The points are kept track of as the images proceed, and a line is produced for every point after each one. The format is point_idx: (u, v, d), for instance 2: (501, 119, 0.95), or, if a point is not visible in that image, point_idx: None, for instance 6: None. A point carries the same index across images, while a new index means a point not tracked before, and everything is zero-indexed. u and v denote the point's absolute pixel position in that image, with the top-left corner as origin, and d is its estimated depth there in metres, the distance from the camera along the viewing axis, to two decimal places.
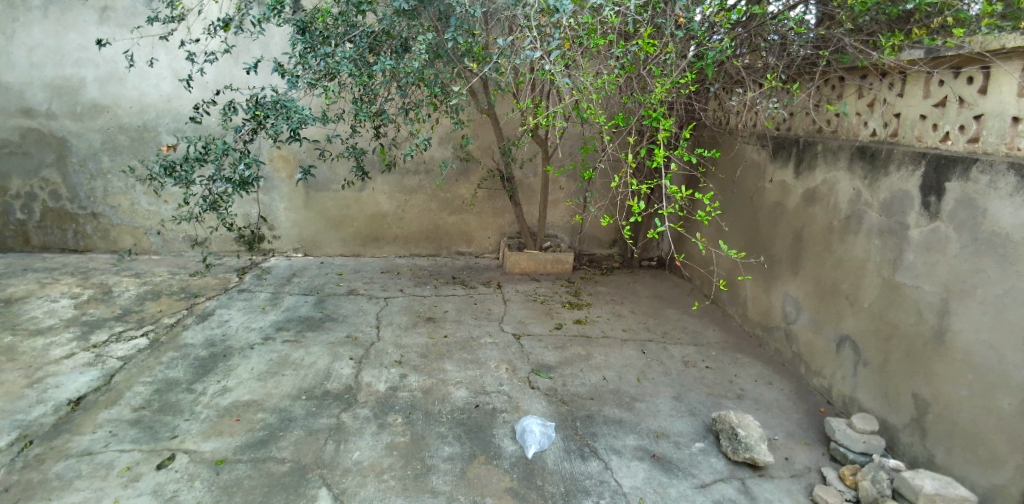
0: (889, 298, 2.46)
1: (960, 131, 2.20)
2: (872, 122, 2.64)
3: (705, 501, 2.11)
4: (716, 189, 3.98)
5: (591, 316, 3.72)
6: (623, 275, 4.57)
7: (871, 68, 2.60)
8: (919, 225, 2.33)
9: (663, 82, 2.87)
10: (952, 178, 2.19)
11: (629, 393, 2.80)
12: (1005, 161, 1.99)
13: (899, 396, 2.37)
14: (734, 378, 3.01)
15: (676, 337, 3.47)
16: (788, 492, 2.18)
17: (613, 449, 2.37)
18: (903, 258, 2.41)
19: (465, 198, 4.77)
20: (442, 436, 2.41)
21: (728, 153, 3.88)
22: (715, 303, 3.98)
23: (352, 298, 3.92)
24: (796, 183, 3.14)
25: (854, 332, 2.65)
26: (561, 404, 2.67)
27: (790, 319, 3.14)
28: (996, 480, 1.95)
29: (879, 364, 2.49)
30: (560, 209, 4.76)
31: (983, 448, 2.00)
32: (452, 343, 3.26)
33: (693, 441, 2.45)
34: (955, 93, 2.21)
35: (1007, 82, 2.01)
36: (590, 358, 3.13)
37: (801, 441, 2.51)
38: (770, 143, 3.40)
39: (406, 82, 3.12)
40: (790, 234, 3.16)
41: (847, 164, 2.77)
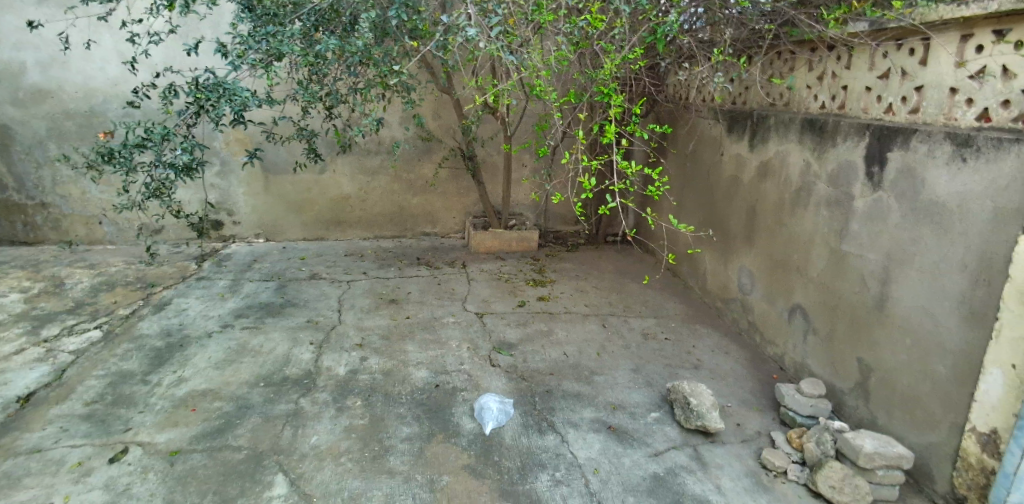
0: (836, 267, 2.52)
1: (901, 103, 2.24)
2: (821, 95, 2.67)
3: (657, 469, 2.17)
4: (675, 165, 4.01)
5: (554, 293, 3.73)
6: (588, 252, 4.59)
7: (818, 41, 2.63)
8: (863, 195, 2.39)
9: (614, 58, 2.84)
10: (894, 148, 2.24)
11: (588, 367, 2.83)
12: (941, 131, 2.04)
13: (845, 363, 2.46)
14: (691, 348, 3.07)
15: (636, 311, 3.51)
16: (738, 457, 2.25)
17: (570, 423, 2.41)
18: (848, 228, 2.46)
19: (427, 178, 4.73)
20: (401, 417, 2.42)
21: (685, 128, 3.90)
22: (675, 277, 4.04)
23: (313, 283, 3.87)
24: (751, 156, 3.18)
25: (805, 302, 2.72)
26: (520, 381, 2.69)
27: (745, 290, 3.20)
28: (931, 439, 2.05)
29: (827, 331, 2.57)
30: (523, 187, 4.75)
31: (920, 410, 2.09)
32: (414, 324, 3.26)
33: (649, 412, 2.50)
34: (898, 65, 2.24)
35: (944, 53, 2.05)
36: (551, 335, 3.15)
37: (754, 407, 2.58)
38: (726, 117, 3.42)
39: (353, 61, 3.06)
40: (746, 207, 3.20)
41: (797, 136, 2.81)
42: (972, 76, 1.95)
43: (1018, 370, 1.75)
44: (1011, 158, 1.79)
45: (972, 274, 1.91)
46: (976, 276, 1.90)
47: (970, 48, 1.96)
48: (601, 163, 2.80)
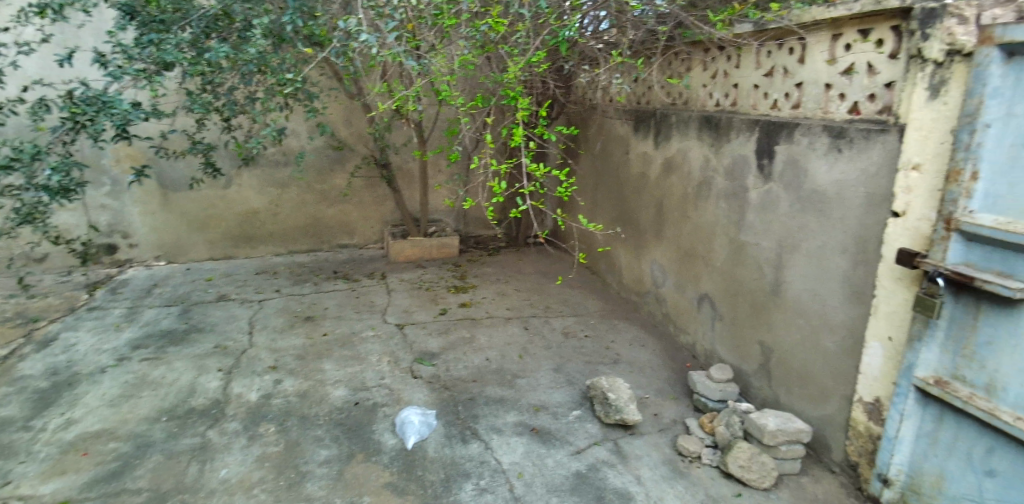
0: (736, 256, 2.67)
1: (785, 99, 2.39)
2: (715, 93, 2.81)
3: (579, 466, 2.20)
4: (588, 163, 4.10)
5: (475, 299, 3.72)
6: (509, 254, 4.61)
7: (709, 42, 2.77)
8: (756, 188, 2.54)
9: (517, 62, 2.86)
10: (780, 142, 2.39)
11: (510, 371, 2.84)
12: (820, 124, 2.19)
13: (748, 346, 2.60)
14: (610, 343, 3.15)
15: (557, 310, 3.56)
16: (656, 446, 2.33)
17: (494, 428, 2.40)
18: (745, 219, 2.61)
19: (340, 188, 4.59)
20: (318, 440, 2.33)
21: (595, 128, 4.00)
22: (593, 273, 4.13)
23: (221, 305, 3.65)
24: (655, 153, 3.30)
25: (711, 291, 2.86)
26: (442, 391, 2.66)
27: (658, 283, 3.33)
28: (825, 411, 2.21)
29: (731, 317, 2.71)
30: (441, 193, 4.72)
31: (815, 385, 2.25)
32: (331, 341, 3.14)
33: (570, 410, 2.54)
34: (780, 64, 2.40)
35: (818, 52, 2.21)
36: (473, 341, 3.13)
37: (669, 396, 2.68)
38: (632, 117, 3.53)
39: (248, 70, 2.95)
40: (654, 203, 3.33)
41: (696, 133, 2.95)
42: (843, 73, 2.11)
43: (894, 341, 1.91)
44: (878, 148, 1.95)
45: (851, 256, 2.07)
46: (854, 257, 2.06)
47: (840, 47, 2.12)
48: (509, 166, 2.80)
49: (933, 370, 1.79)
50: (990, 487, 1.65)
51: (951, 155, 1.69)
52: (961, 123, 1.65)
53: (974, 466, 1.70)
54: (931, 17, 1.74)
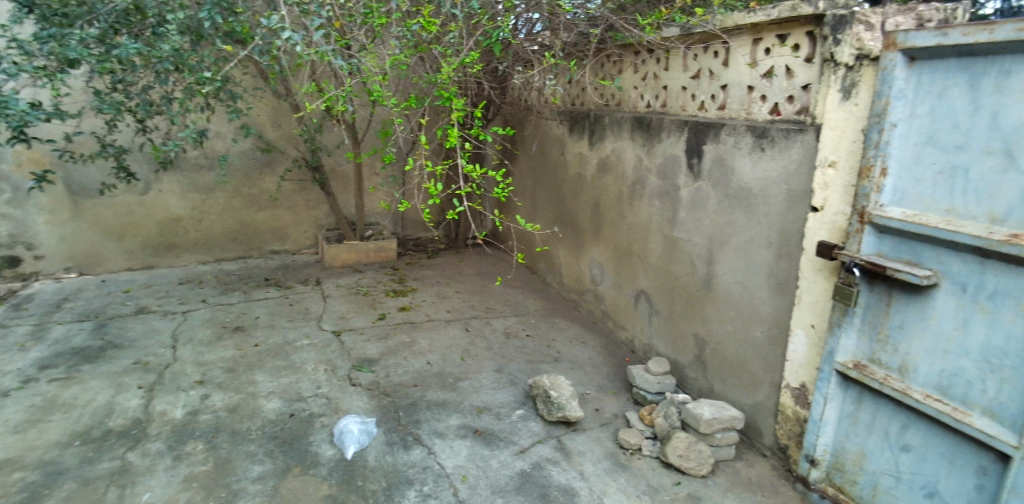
0: (669, 253, 2.76)
1: (711, 100, 2.48)
2: (646, 94, 2.89)
3: (524, 465, 2.20)
4: (525, 164, 4.12)
5: (415, 302, 3.66)
6: (449, 257, 4.57)
7: (639, 46, 2.84)
8: (687, 186, 2.62)
9: (451, 62, 2.83)
10: (707, 142, 2.48)
11: (452, 374, 2.81)
12: (744, 125, 2.29)
13: (683, 339, 2.69)
14: (551, 342, 3.18)
15: (498, 311, 3.56)
16: (598, 441, 2.36)
17: (436, 433, 2.36)
18: (677, 216, 2.70)
19: (271, 192, 4.41)
20: (251, 455, 2.22)
21: (531, 129, 4.02)
22: (533, 273, 4.16)
23: (141, 318, 3.42)
24: (591, 154, 3.36)
25: (647, 287, 2.94)
26: (382, 397, 2.59)
27: (596, 281, 3.39)
28: (756, 398, 2.31)
29: (666, 312, 2.80)
30: (377, 196, 4.62)
31: (746, 374, 2.35)
32: (263, 352, 3.01)
33: (513, 410, 2.53)
34: (706, 67, 2.49)
35: (742, 55, 2.31)
36: (413, 346, 3.08)
37: (610, 391, 2.73)
38: (567, 118, 3.57)
39: (162, 67, 2.77)
40: (590, 202, 3.39)
41: (629, 134, 3.02)
42: (764, 76, 2.21)
43: (817, 329, 2.02)
44: (798, 147, 2.06)
45: (776, 249, 2.17)
46: (779, 250, 2.16)
47: (761, 51, 2.23)
48: (446, 168, 2.77)
49: (852, 355, 1.91)
50: (905, 461, 1.78)
51: (863, 152, 1.81)
52: (871, 122, 1.77)
53: (890, 443, 1.83)
54: (842, 23, 1.85)
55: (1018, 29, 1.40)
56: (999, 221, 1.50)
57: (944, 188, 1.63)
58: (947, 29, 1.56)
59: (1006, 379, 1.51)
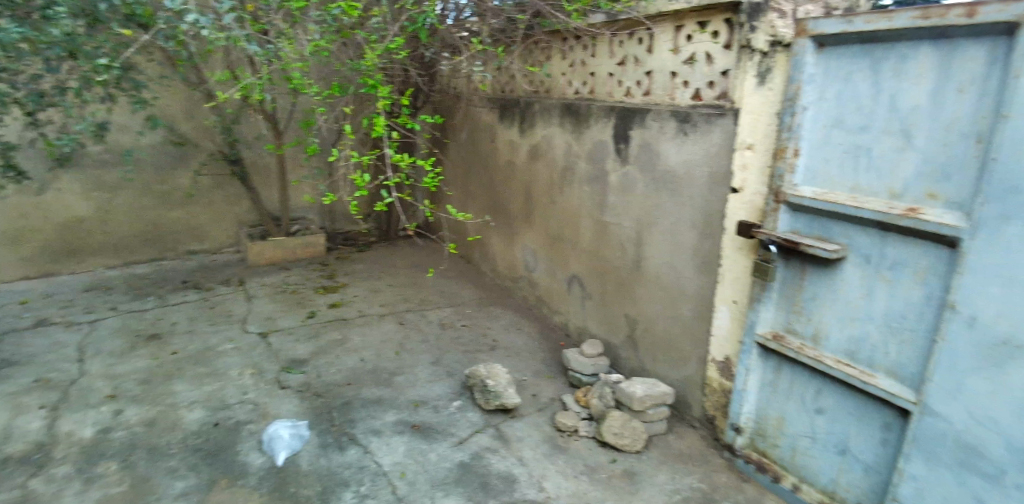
0: (600, 236, 2.81)
1: (636, 86, 2.52)
2: (574, 81, 2.90)
3: (463, 456, 2.19)
4: (456, 152, 4.07)
5: (346, 298, 3.56)
6: (380, 249, 4.46)
7: (566, 32, 2.85)
8: (615, 170, 2.67)
9: (375, 48, 2.72)
10: (633, 127, 2.53)
11: (387, 369, 2.75)
12: (668, 110, 2.34)
13: (616, 320, 2.75)
14: (487, 330, 3.18)
15: (432, 302, 3.52)
16: (536, 426, 2.38)
17: (372, 431, 2.31)
18: (606, 201, 2.74)
19: (184, 188, 4.14)
20: (173, 471, 2.08)
21: (461, 117, 3.96)
22: (467, 262, 4.13)
23: (41, 331, 3.13)
24: (521, 141, 3.36)
25: (580, 271, 2.98)
26: (314, 399, 2.51)
27: (531, 267, 3.41)
28: (685, 373, 2.40)
29: (599, 295, 2.85)
30: (302, 189, 4.44)
31: (675, 350, 2.43)
32: (183, 360, 2.83)
33: (451, 402, 2.52)
34: (631, 53, 2.53)
35: (665, 42, 2.35)
36: (345, 343, 2.99)
37: (546, 376, 2.76)
38: (497, 105, 3.54)
39: (52, 54, 2.54)
40: (522, 189, 3.39)
41: (558, 120, 3.03)
42: (686, 62, 2.26)
43: (739, 304, 2.12)
44: (719, 131, 2.13)
45: (700, 229, 2.25)
46: (703, 230, 2.24)
47: (682, 37, 2.27)
48: (373, 157, 2.66)
49: (771, 327, 2.01)
50: (820, 423, 1.91)
51: (778, 135, 1.90)
52: (785, 106, 1.85)
53: (806, 407, 1.94)
54: (756, 11, 1.91)
55: (915, 17, 1.49)
56: (898, 196, 1.62)
57: (849, 166, 1.73)
58: (851, 17, 1.64)
59: (906, 342, 1.64)
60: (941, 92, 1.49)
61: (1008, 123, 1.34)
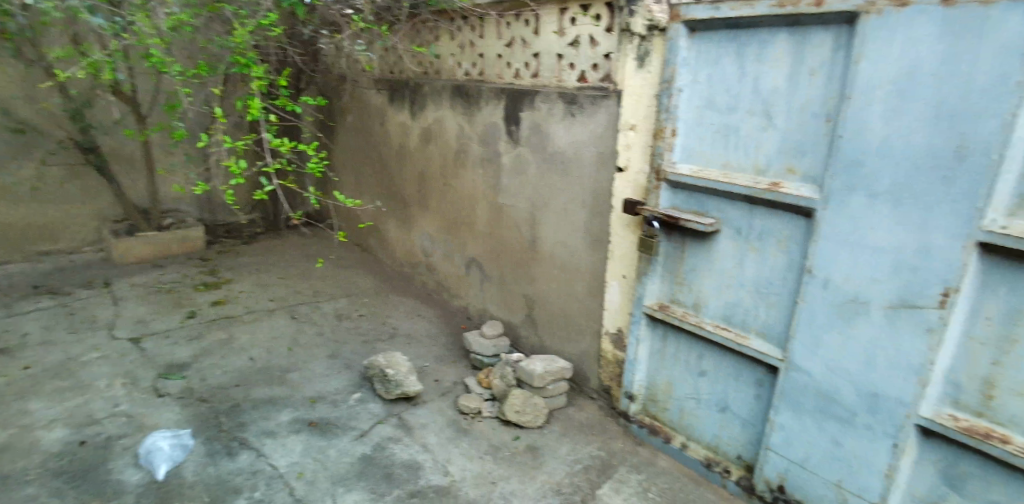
0: (496, 218, 2.82)
1: (525, 68, 2.53)
2: (464, 62, 2.87)
3: (366, 449, 2.13)
4: (346, 136, 3.89)
5: (231, 294, 3.33)
6: (268, 241, 4.21)
7: (453, 11, 2.79)
8: (507, 152, 2.68)
9: (246, 25, 2.49)
10: (523, 109, 2.54)
11: (279, 367, 2.62)
12: (556, 91, 2.37)
13: (514, 301, 2.79)
14: (386, 319, 3.11)
15: (326, 293, 3.38)
16: (440, 412, 2.37)
17: (265, 433, 2.18)
18: (500, 183, 2.75)
19: (29, 181, 3.64)
20: (29, 500, 1.83)
21: (348, 99, 3.78)
22: (363, 251, 4.00)
23: None
24: (412, 124, 3.28)
25: (477, 254, 2.99)
26: (198, 404, 2.33)
27: (428, 252, 3.36)
28: (582, 347, 2.49)
29: (497, 276, 2.87)
30: (173, 178, 4.07)
31: (572, 326, 2.51)
32: (36, 375, 2.50)
33: (350, 395, 2.44)
34: (519, 35, 2.52)
35: (550, 24, 2.37)
36: (231, 342, 2.80)
37: (448, 361, 2.76)
38: (386, 87, 3.42)
39: None
40: (416, 172, 3.32)
41: (449, 102, 2.99)
42: (571, 45, 2.29)
43: (627, 278, 2.21)
44: (603, 112, 2.19)
45: (589, 208, 2.32)
46: (592, 209, 2.31)
47: (567, 19, 2.30)
48: (250, 142, 2.44)
49: (657, 298, 2.12)
50: (703, 385, 2.05)
51: (656, 116, 1.98)
52: (662, 88, 1.92)
53: (691, 371, 2.09)
54: None
55: (774, 5, 1.60)
56: (763, 171, 1.75)
57: (720, 145, 1.85)
58: (719, 3, 1.72)
59: (773, 305, 1.80)
60: (796, 75, 1.63)
61: (851, 105, 1.50)
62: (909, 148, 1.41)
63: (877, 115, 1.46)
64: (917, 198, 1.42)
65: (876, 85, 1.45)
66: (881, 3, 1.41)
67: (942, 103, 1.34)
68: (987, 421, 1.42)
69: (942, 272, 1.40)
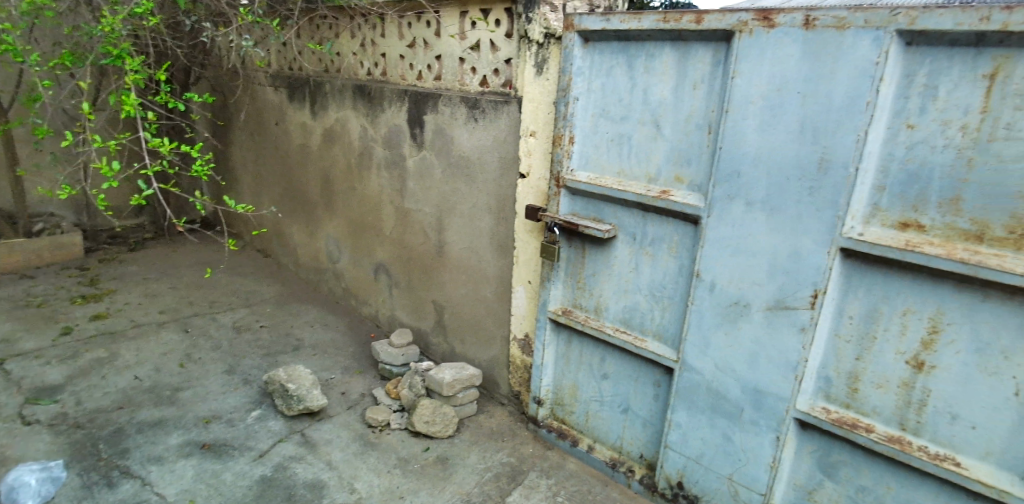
0: (402, 223, 2.77)
1: (428, 70, 2.49)
2: (366, 62, 2.79)
3: (265, 470, 2.03)
4: (245, 136, 3.68)
5: (114, 307, 3.08)
6: (159, 248, 3.93)
7: (352, 9, 2.70)
8: (412, 156, 2.63)
9: (114, 12, 2.24)
10: (427, 112, 2.50)
11: (170, 385, 2.44)
12: (458, 96, 2.35)
13: (424, 307, 2.75)
14: (290, 330, 2.99)
15: (224, 304, 3.20)
16: (346, 426, 2.30)
17: (152, 459, 2.03)
18: (406, 187, 2.70)
19: None
20: None
21: (246, 97, 3.58)
22: (267, 257, 3.80)
23: None
24: (314, 124, 3.15)
25: (384, 259, 2.92)
26: (73, 431, 2.12)
27: (334, 258, 3.25)
28: (492, 352, 2.48)
29: (405, 282, 2.82)
30: (46, 180, 3.72)
31: (481, 331, 2.50)
32: None
33: (248, 413, 2.32)
34: (420, 36, 2.48)
35: (450, 26, 2.34)
36: (114, 361, 2.58)
37: (356, 371, 2.68)
38: (284, 85, 3.28)
39: None
40: (319, 175, 3.20)
41: (351, 102, 2.90)
42: (473, 49, 2.27)
43: (533, 284, 2.23)
44: (505, 118, 2.19)
45: (494, 213, 2.32)
46: (497, 214, 2.31)
47: (467, 23, 2.27)
48: (124, 141, 2.19)
49: (561, 303, 2.15)
50: (606, 386, 2.10)
51: (555, 123, 2.00)
52: (558, 95, 1.94)
53: (594, 374, 2.13)
54: (532, 2, 1.97)
55: (657, 20, 1.66)
56: (654, 179, 1.81)
57: (615, 153, 1.89)
58: (609, 16, 1.76)
59: (667, 308, 1.86)
60: (680, 87, 1.69)
61: (729, 117, 1.58)
62: (780, 159, 1.51)
63: (752, 128, 1.54)
64: (788, 205, 1.51)
65: (750, 99, 1.53)
66: (752, 23, 1.49)
67: (806, 118, 1.44)
68: (854, 411, 1.54)
69: (811, 275, 1.50)
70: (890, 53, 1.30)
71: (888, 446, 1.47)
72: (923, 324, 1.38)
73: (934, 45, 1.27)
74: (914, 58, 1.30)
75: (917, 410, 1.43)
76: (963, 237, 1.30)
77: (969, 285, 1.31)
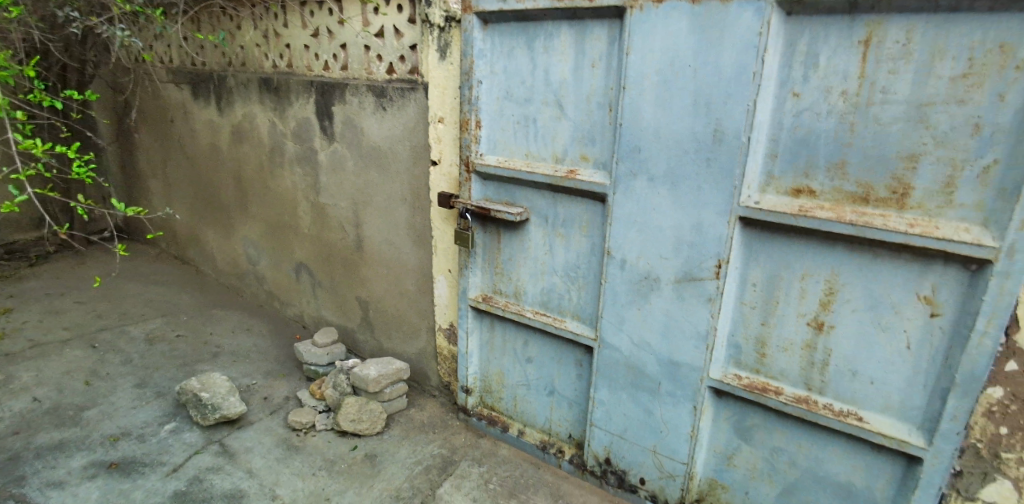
0: (319, 220, 2.67)
1: (333, 60, 2.39)
2: (270, 54, 2.65)
3: (178, 485, 1.92)
4: (149, 137, 3.47)
5: (11, 326, 2.86)
6: (65, 261, 3.68)
7: None
8: (324, 149, 2.53)
9: None
10: (335, 103, 2.42)
11: (73, 405, 2.29)
12: (365, 85, 2.27)
13: (348, 304, 2.67)
14: (208, 338, 2.85)
15: (137, 315, 3.03)
16: (268, 431, 2.21)
17: (52, 484, 1.89)
18: (320, 182, 2.61)
19: None
20: None
21: (147, 95, 3.37)
22: (185, 264, 3.62)
23: None
24: (221, 121, 3.00)
25: (304, 258, 2.82)
26: None
27: (254, 260, 3.12)
28: (419, 345, 2.44)
29: (327, 280, 2.73)
30: None
31: (406, 325, 2.45)
32: None
33: (161, 426, 2.20)
34: (324, 24, 2.38)
35: (352, 12, 2.26)
36: (9, 384, 2.40)
37: (279, 375, 2.58)
38: (187, 81, 3.10)
39: None
40: (232, 175, 3.05)
41: (257, 96, 2.76)
42: (376, 36, 2.20)
43: (452, 273, 2.19)
44: (412, 105, 2.13)
45: (410, 204, 2.27)
46: (413, 204, 2.26)
47: (369, 9, 2.20)
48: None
49: (480, 290, 2.12)
50: (531, 370, 2.09)
51: (461, 108, 1.95)
52: (462, 79, 1.90)
53: (519, 358, 2.12)
54: None
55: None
56: (561, 159, 1.80)
57: (522, 135, 1.87)
58: None
59: (582, 287, 1.86)
60: (579, 66, 1.68)
61: (626, 93, 1.58)
62: (677, 133, 1.51)
63: (649, 103, 1.54)
64: (687, 179, 1.53)
65: (645, 75, 1.53)
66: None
67: (699, 91, 1.45)
68: (763, 376, 1.58)
69: (713, 246, 1.53)
70: (772, 23, 1.32)
71: (796, 406, 1.52)
72: (820, 287, 1.43)
73: (812, 14, 1.30)
74: (795, 28, 1.33)
75: (820, 369, 1.48)
76: (850, 200, 1.34)
77: (858, 246, 1.35)
